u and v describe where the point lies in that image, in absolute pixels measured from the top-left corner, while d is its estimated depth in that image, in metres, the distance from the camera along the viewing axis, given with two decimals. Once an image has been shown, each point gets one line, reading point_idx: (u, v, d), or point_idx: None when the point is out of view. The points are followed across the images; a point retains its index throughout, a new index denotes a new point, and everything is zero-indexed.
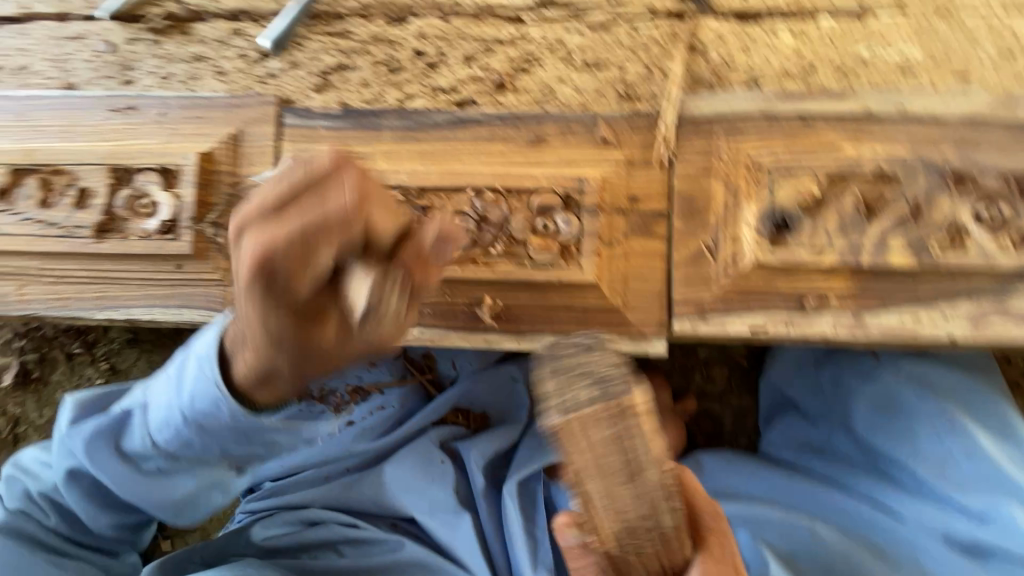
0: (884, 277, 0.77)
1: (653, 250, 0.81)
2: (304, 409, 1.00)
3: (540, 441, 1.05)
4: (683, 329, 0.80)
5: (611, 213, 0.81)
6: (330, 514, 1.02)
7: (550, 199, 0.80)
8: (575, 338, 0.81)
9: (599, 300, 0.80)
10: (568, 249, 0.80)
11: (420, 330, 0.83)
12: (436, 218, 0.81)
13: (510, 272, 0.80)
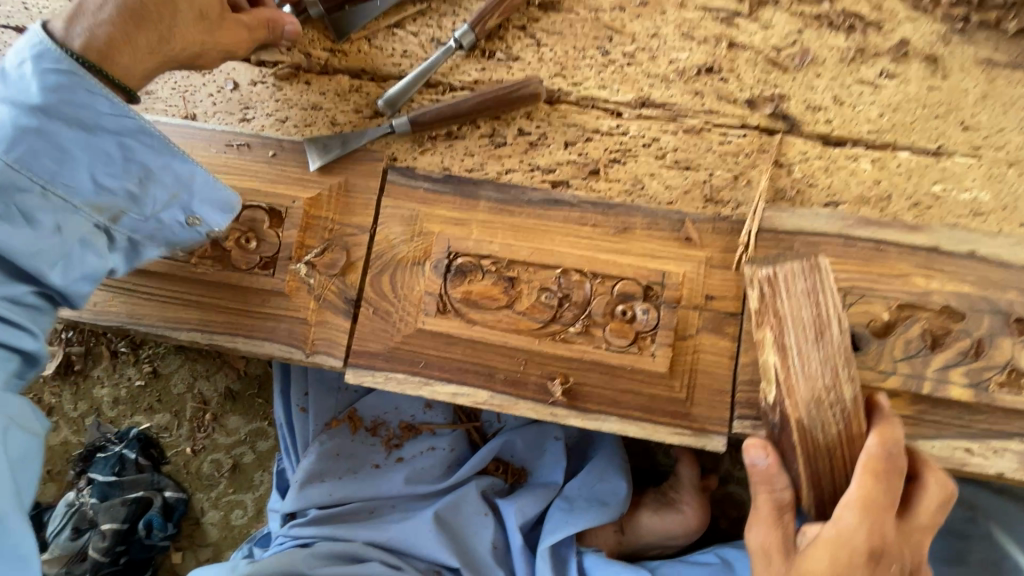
0: (940, 406, 0.81)
1: (721, 349, 0.85)
2: (354, 439, 1.09)
3: (576, 508, 1.07)
4: (742, 428, 0.83)
5: (687, 309, 0.85)
6: (374, 552, 1.02)
7: (631, 288, 0.85)
8: (638, 423, 0.85)
9: (666, 390, 0.84)
10: (643, 336, 0.84)
11: (490, 394, 0.86)
12: (521, 289, 0.85)
13: (585, 351, 0.84)
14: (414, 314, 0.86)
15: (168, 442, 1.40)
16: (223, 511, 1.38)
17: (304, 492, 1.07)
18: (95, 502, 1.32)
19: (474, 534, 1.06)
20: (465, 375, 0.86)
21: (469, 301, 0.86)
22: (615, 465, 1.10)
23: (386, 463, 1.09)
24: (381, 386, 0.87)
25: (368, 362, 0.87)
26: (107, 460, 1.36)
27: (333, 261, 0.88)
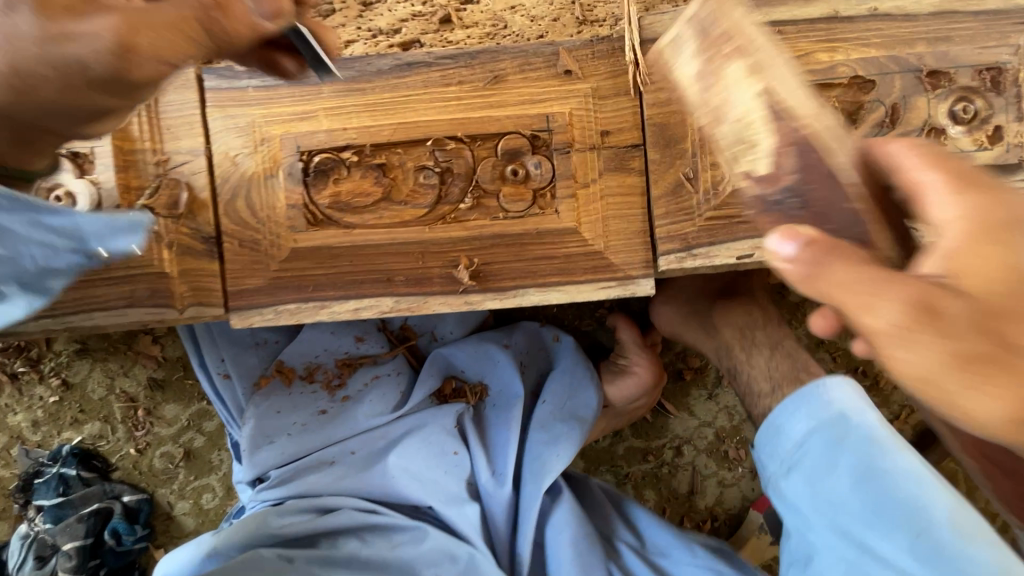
0: None
1: (630, 186, 0.77)
2: (293, 392, 1.01)
3: (552, 434, 1.01)
4: (669, 265, 0.77)
5: (584, 151, 0.75)
6: (346, 502, 0.96)
7: (516, 143, 0.75)
8: (560, 288, 0.77)
9: (581, 245, 0.76)
10: (542, 194, 0.75)
11: (395, 300, 0.77)
12: (395, 175, 0.75)
13: (483, 226, 0.75)
14: (283, 234, 0.75)
15: (108, 449, 1.30)
16: (192, 499, 1.32)
17: (255, 456, 0.98)
18: (50, 526, 1.23)
19: (448, 475, 0.99)
20: (361, 287, 0.77)
21: (339, 202, 0.75)
22: (579, 373, 1.06)
23: (333, 406, 1.01)
24: (274, 323, 0.77)
25: (250, 301, 0.77)
26: (48, 484, 1.27)
27: (173, 198, 0.75)
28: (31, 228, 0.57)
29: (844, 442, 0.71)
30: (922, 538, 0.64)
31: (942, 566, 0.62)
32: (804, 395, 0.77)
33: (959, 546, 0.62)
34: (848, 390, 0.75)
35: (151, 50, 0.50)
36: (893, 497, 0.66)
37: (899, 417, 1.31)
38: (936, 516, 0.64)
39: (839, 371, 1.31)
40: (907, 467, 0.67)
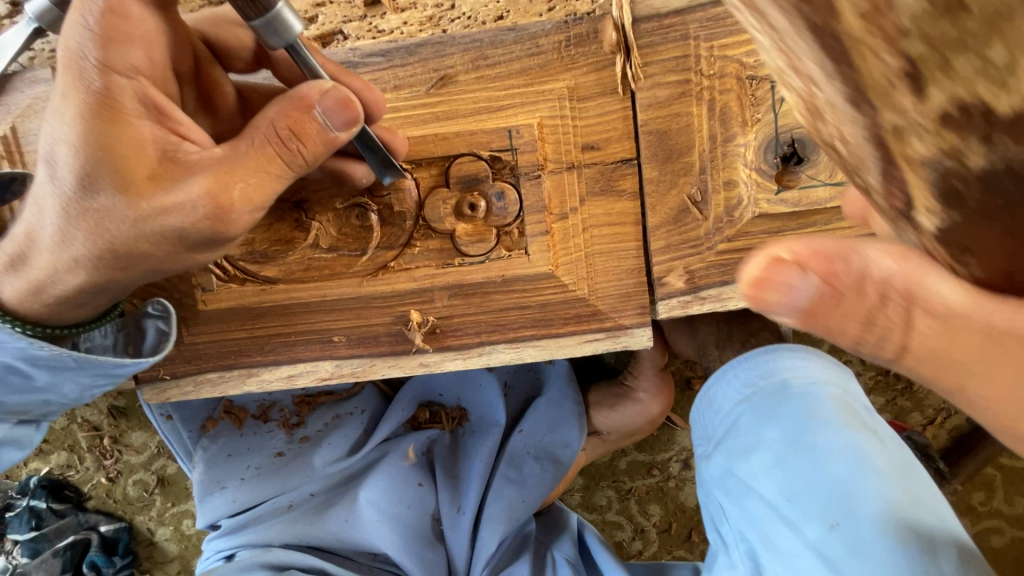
0: None
1: (621, 213, 0.60)
2: (245, 433, 0.88)
3: (524, 475, 0.89)
4: (670, 311, 0.62)
5: (559, 173, 0.58)
6: (296, 559, 0.80)
7: (471, 167, 0.58)
8: (535, 344, 0.63)
9: (559, 291, 0.61)
10: (508, 232, 0.60)
11: (336, 364, 0.63)
12: (320, 216, 0.59)
13: (434, 274, 0.60)
14: (191, 293, 0.61)
15: (79, 478, 1.23)
16: (172, 525, 1.26)
17: (205, 501, 0.86)
18: (25, 561, 1.17)
19: (412, 509, 0.86)
20: (295, 350, 0.63)
21: (254, 252, 0.60)
22: (566, 408, 0.92)
23: (291, 448, 0.88)
24: (195, 395, 0.64)
25: (165, 370, 0.64)
26: (19, 518, 1.19)
27: None
28: (95, 377, 0.58)
29: (776, 413, 0.62)
30: (842, 528, 0.56)
31: (857, 559, 0.54)
32: (755, 359, 0.66)
33: (880, 541, 0.54)
34: (804, 359, 0.65)
35: (245, 202, 0.47)
36: (820, 477, 0.58)
37: (932, 422, 1.13)
38: (864, 507, 0.56)
39: (867, 374, 1.10)
40: (843, 449, 0.59)
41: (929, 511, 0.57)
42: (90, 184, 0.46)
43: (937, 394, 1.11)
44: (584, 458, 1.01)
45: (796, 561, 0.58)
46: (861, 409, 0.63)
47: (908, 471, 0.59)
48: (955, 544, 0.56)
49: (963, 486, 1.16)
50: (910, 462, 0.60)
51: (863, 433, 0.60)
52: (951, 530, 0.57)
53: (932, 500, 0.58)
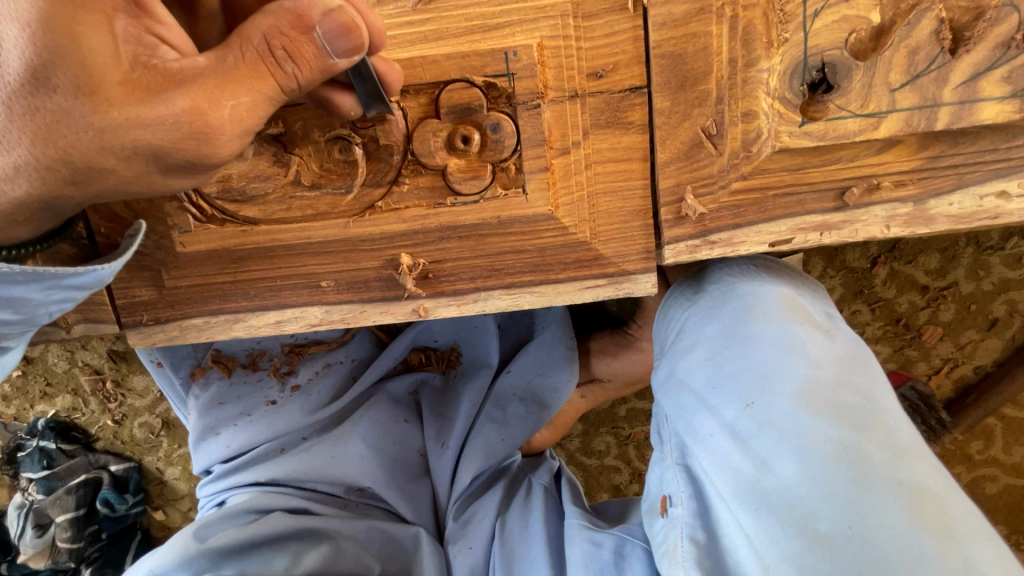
0: (964, 141, 0.53)
1: (627, 149, 0.55)
2: (235, 382, 0.87)
3: (508, 416, 0.90)
4: (677, 257, 0.58)
5: (560, 102, 0.53)
6: (276, 501, 0.80)
7: (463, 95, 0.53)
8: (534, 290, 0.59)
9: (559, 234, 0.57)
10: (504, 168, 0.55)
11: (325, 310, 0.61)
12: (301, 149, 0.55)
13: (424, 214, 0.56)
14: (167, 234, 0.57)
15: (85, 421, 1.24)
16: (180, 466, 1.29)
17: (199, 448, 0.87)
18: (41, 497, 1.20)
19: (399, 445, 0.89)
20: (282, 295, 0.60)
21: (231, 190, 0.55)
22: (557, 352, 0.89)
23: (283, 397, 0.87)
24: (181, 340, 0.62)
25: (149, 315, 0.62)
26: (31, 457, 1.22)
27: None
28: (52, 292, 0.51)
29: (716, 308, 0.57)
30: (756, 406, 0.48)
31: (768, 437, 0.46)
32: (705, 271, 0.62)
33: (795, 416, 0.46)
34: (761, 270, 0.60)
35: (234, 123, 0.44)
36: (745, 360, 0.51)
37: (938, 372, 1.11)
38: (783, 381, 0.48)
39: (876, 325, 1.07)
40: (771, 331, 0.52)
41: (864, 399, 0.48)
42: (46, 79, 0.41)
43: (946, 344, 1.08)
44: (584, 406, 1.00)
45: (709, 444, 0.49)
46: (813, 310, 0.56)
47: (849, 364, 0.51)
48: (894, 433, 0.46)
49: (963, 435, 1.15)
50: (860, 358, 0.52)
51: (801, 323, 0.53)
52: (894, 422, 0.47)
53: (877, 392, 0.49)
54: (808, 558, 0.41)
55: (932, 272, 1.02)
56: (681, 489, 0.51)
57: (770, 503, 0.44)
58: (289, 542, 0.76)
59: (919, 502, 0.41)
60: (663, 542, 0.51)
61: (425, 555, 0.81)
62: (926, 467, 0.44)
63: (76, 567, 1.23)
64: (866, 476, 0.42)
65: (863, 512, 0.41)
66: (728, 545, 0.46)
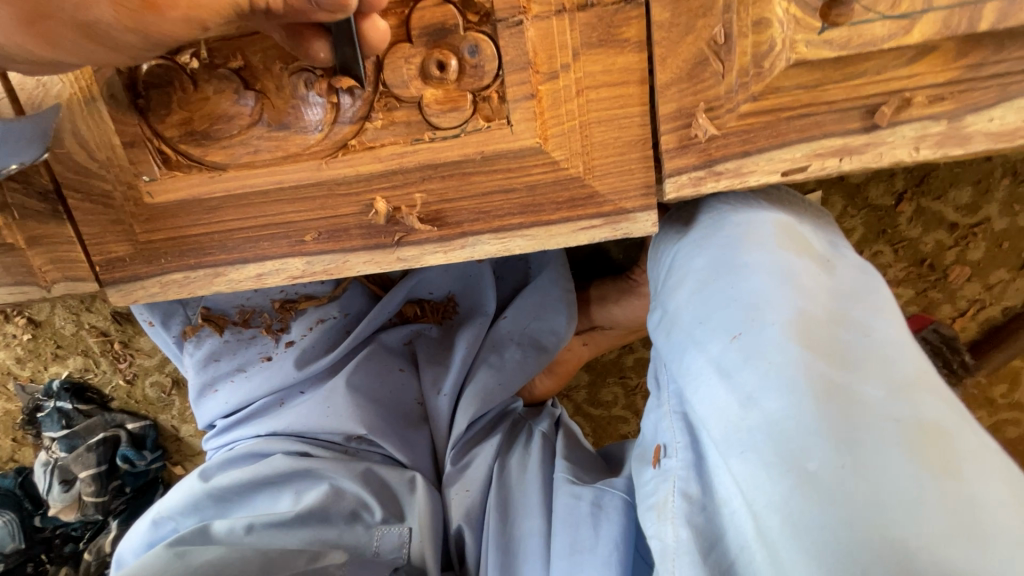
0: (1011, 44, 0.46)
1: (622, 70, 0.49)
2: (229, 339, 0.87)
3: (504, 362, 0.88)
4: (678, 191, 0.53)
5: (545, 18, 0.47)
6: (276, 446, 0.83)
7: (436, 14, 0.47)
8: (525, 233, 0.55)
9: (549, 169, 0.53)
10: (485, 97, 0.50)
11: (307, 261, 0.57)
12: (263, 85, 0.50)
13: (401, 152, 0.52)
14: (134, 183, 0.54)
15: (99, 381, 1.26)
16: (194, 423, 1.32)
17: (201, 404, 0.89)
18: (64, 455, 1.24)
19: (395, 393, 0.90)
20: (261, 246, 0.57)
21: (194, 132, 0.52)
22: (553, 296, 0.87)
23: (278, 351, 0.87)
24: (162, 297, 0.60)
25: (127, 272, 0.59)
26: (50, 417, 1.25)
27: None
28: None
29: (709, 242, 0.53)
30: (745, 338, 0.44)
31: (755, 370, 0.42)
32: (700, 206, 0.59)
33: (784, 346, 0.42)
34: (766, 205, 0.56)
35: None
36: (737, 294, 0.47)
37: (964, 314, 1.05)
38: (773, 312, 0.44)
39: (900, 266, 1.01)
40: (763, 262, 0.48)
41: (864, 334, 0.44)
42: None
43: (974, 285, 1.02)
44: (588, 355, 0.98)
45: (697, 384, 0.46)
46: (816, 244, 0.53)
47: (850, 300, 0.47)
48: (895, 368, 0.41)
49: (986, 379, 1.11)
50: (866, 294, 0.48)
51: (799, 256, 0.49)
52: (898, 357, 0.42)
53: (881, 329, 0.44)
54: (794, 499, 0.37)
55: (963, 208, 0.95)
56: (679, 439, 0.48)
57: (755, 439, 0.40)
58: (291, 480, 0.80)
59: (921, 438, 0.37)
60: (657, 494, 0.48)
61: (420, 498, 0.82)
62: (934, 403, 0.39)
63: (104, 519, 1.29)
64: (860, 410, 0.38)
65: (856, 447, 0.37)
66: (721, 493, 0.42)
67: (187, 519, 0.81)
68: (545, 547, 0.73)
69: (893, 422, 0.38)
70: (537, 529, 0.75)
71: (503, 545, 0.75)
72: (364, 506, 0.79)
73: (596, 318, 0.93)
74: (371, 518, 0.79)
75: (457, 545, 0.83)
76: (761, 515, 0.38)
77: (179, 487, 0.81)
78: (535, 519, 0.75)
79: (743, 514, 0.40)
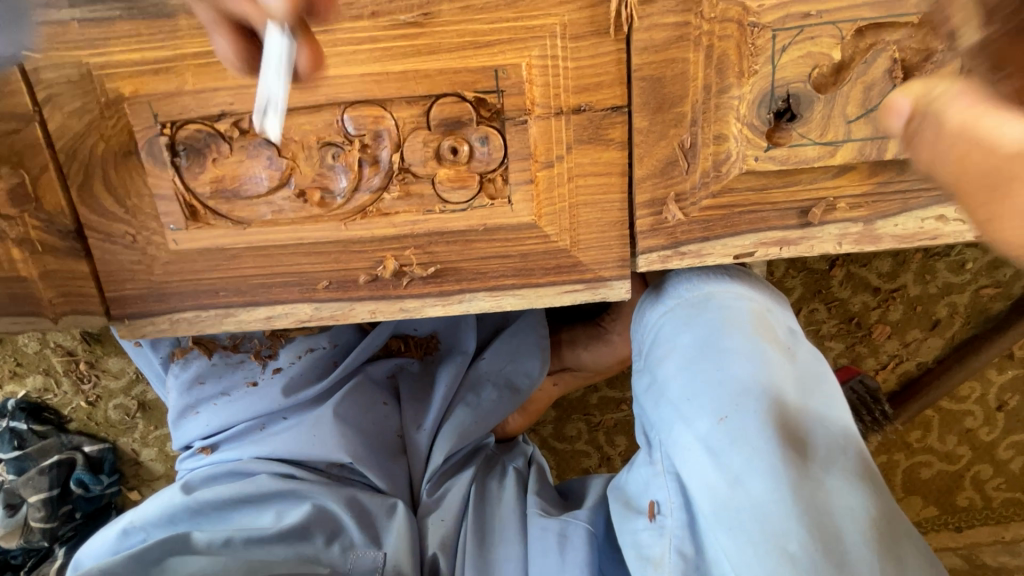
0: (911, 169, 0.58)
1: (607, 164, 0.58)
2: (216, 362, 0.90)
3: (481, 400, 0.94)
4: (650, 266, 0.63)
5: (546, 118, 0.56)
6: (261, 466, 0.87)
7: (454, 109, 0.55)
8: (516, 293, 0.63)
9: (542, 241, 0.61)
10: (491, 178, 0.58)
11: (316, 307, 0.63)
12: (293, 155, 0.57)
13: (413, 220, 0.59)
14: (159, 230, 0.59)
15: (58, 401, 1.23)
16: (157, 447, 1.30)
17: (180, 424, 0.92)
18: (12, 478, 1.20)
19: (378, 424, 0.93)
20: (273, 291, 0.62)
21: (224, 190, 0.58)
22: (529, 340, 0.96)
23: (264, 378, 0.90)
24: (171, 333, 0.64)
25: (139, 308, 0.63)
26: (0, 438, 1.20)
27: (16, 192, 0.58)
28: None
29: (691, 321, 0.62)
30: (730, 423, 0.53)
31: (740, 456, 0.51)
32: (666, 281, 0.67)
33: (765, 439, 0.51)
34: (728, 278, 0.65)
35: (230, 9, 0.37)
36: (721, 381, 0.55)
37: (885, 367, 1.20)
38: (754, 404, 0.53)
39: (831, 323, 1.15)
40: (744, 351, 0.57)
41: (824, 425, 0.53)
42: None
43: (893, 342, 1.17)
44: (556, 393, 1.06)
45: (688, 459, 0.54)
46: (778, 327, 0.61)
47: (812, 387, 0.56)
48: (847, 455, 0.52)
49: (903, 426, 1.26)
50: (821, 380, 0.58)
51: (769, 344, 0.58)
52: (847, 441, 0.53)
53: (835, 417, 0.55)
54: (776, 571, 0.47)
55: (884, 276, 1.10)
56: (672, 501, 0.55)
57: (743, 517, 0.49)
58: (273, 500, 0.85)
59: (869, 524, 0.48)
60: (652, 548, 0.56)
61: (398, 522, 0.85)
62: (874, 486, 0.51)
63: (49, 546, 1.24)
64: (824, 497, 0.49)
65: (823, 531, 0.47)
66: (713, 556, 0.51)
67: (157, 531, 0.84)
68: (522, 569, 0.79)
69: (844, 510, 0.49)
70: (515, 555, 0.80)
71: (480, 567, 0.80)
72: (341, 529, 0.83)
73: (565, 359, 1.02)
74: (347, 540, 0.82)
75: (430, 572, 0.84)
76: None
77: (160, 496, 0.85)
78: (513, 544, 0.82)
79: None
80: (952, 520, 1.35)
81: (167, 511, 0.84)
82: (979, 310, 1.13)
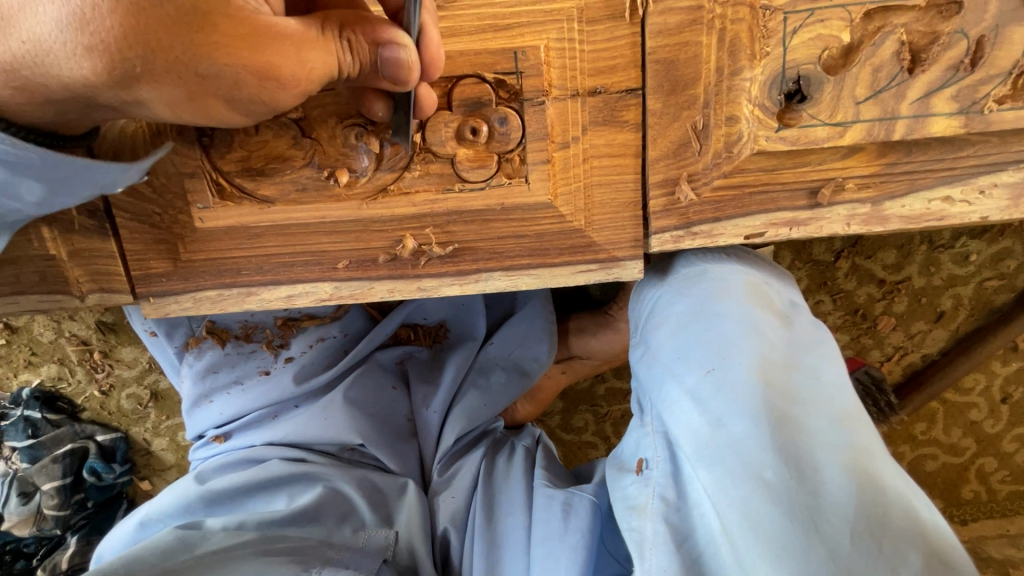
0: (917, 150, 0.60)
1: (621, 145, 0.60)
2: (229, 352, 0.91)
3: (490, 382, 0.96)
4: (662, 246, 0.64)
5: (563, 100, 0.58)
6: (273, 451, 0.88)
7: (474, 89, 0.57)
8: (532, 273, 0.64)
9: (557, 221, 0.62)
10: (508, 159, 0.60)
11: (335, 286, 0.64)
12: (319, 134, 0.58)
13: (432, 199, 0.60)
14: (185, 209, 0.61)
15: (71, 391, 1.25)
16: (168, 436, 1.31)
17: (194, 413, 0.94)
18: (26, 466, 1.21)
19: (387, 409, 0.95)
20: (294, 270, 0.63)
21: (250, 169, 0.59)
22: (537, 326, 0.96)
23: (277, 367, 0.91)
24: (194, 312, 0.65)
25: (164, 287, 0.64)
26: (15, 426, 1.22)
27: None
28: None
29: (687, 291, 0.64)
30: (716, 372, 0.54)
31: (723, 399, 0.52)
32: (674, 261, 0.69)
33: (748, 382, 0.52)
34: (735, 259, 0.66)
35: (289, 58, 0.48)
36: (710, 337, 0.57)
37: (890, 358, 1.21)
38: (739, 353, 0.54)
39: (837, 314, 1.16)
40: (734, 313, 0.58)
41: (813, 378, 0.54)
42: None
43: (898, 333, 1.18)
44: (565, 381, 1.07)
45: (676, 408, 0.55)
46: (776, 300, 0.63)
47: (804, 348, 0.57)
48: (835, 404, 0.52)
49: (908, 417, 1.26)
50: (815, 344, 0.58)
51: (761, 309, 0.59)
52: (839, 396, 0.52)
53: (826, 373, 0.55)
54: (752, 500, 0.46)
55: (889, 267, 1.11)
56: (658, 453, 0.56)
57: (722, 453, 0.50)
58: (283, 485, 0.85)
59: (852, 462, 0.47)
60: (636, 496, 0.55)
61: (410, 501, 0.87)
62: (863, 434, 0.50)
63: (61, 534, 1.25)
64: (804, 436, 0.49)
65: (801, 466, 0.47)
66: (693, 496, 0.51)
67: (174, 520, 0.85)
68: (527, 538, 0.79)
69: (827, 448, 0.48)
70: (519, 523, 0.81)
71: (488, 539, 0.82)
72: (354, 510, 0.84)
73: (574, 346, 1.03)
74: (360, 521, 0.83)
75: (442, 548, 0.87)
76: (726, 515, 0.47)
77: (174, 488, 0.86)
78: (518, 515, 0.82)
79: (711, 514, 0.49)
80: (958, 513, 1.36)
81: (181, 497, 0.85)
82: (983, 300, 1.14)
